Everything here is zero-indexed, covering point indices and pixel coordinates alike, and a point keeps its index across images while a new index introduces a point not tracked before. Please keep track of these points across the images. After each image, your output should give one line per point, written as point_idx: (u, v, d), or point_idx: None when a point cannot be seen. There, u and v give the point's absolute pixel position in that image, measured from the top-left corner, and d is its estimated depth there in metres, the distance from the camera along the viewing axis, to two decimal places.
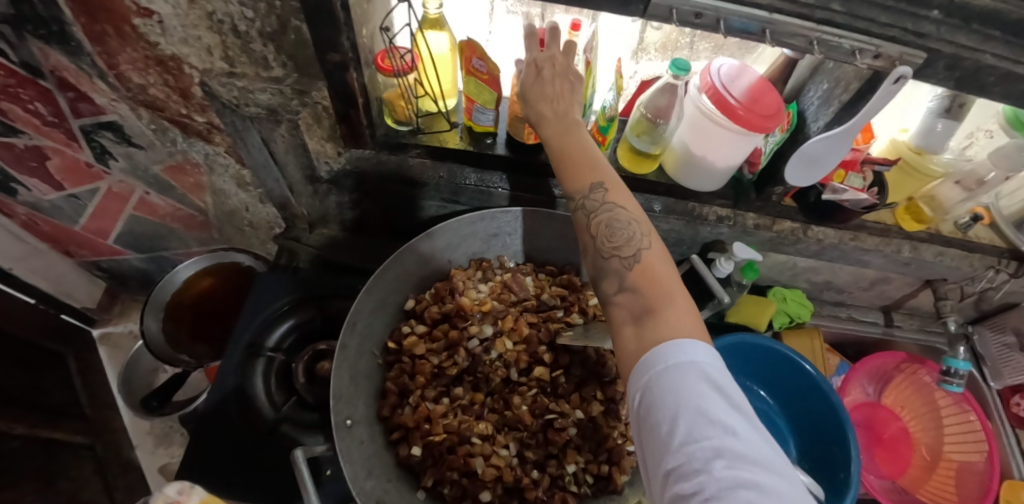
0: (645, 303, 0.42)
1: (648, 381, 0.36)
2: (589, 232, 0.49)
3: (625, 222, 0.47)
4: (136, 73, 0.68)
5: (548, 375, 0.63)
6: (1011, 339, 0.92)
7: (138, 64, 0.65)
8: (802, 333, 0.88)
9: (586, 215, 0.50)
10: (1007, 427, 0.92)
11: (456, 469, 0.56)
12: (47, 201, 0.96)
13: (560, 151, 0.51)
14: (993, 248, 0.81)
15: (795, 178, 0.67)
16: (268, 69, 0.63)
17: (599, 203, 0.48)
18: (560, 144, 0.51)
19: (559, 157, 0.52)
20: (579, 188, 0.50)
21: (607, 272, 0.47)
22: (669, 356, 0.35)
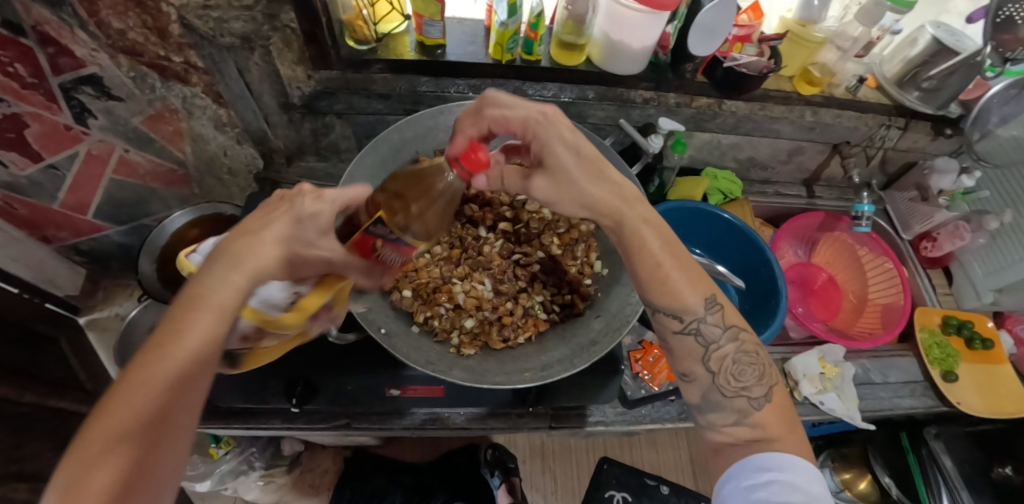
0: (765, 433, 0.48)
1: (747, 479, 0.44)
2: (700, 356, 0.53)
3: (737, 347, 0.52)
4: (116, 19, 0.71)
5: (513, 229, 0.75)
6: (914, 193, 1.07)
7: (116, 8, 0.68)
8: (734, 204, 1.04)
9: (692, 337, 0.52)
10: (921, 272, 1.09)
11: (443, 303, 0.67)
12: (24, 178, 0.92)
13: (661, 264, 0.51)
14: (882, 106, 0.94)
15: (699, 50, 0.80)
16: None
17: (714, 324, 0.52)
18: (664, 258, 0.51)
19: (662, 269, 0.51)
20: (685, 305, 0.51)
21: (719, 401, 0.52)
22: (771, 460, 0.44)
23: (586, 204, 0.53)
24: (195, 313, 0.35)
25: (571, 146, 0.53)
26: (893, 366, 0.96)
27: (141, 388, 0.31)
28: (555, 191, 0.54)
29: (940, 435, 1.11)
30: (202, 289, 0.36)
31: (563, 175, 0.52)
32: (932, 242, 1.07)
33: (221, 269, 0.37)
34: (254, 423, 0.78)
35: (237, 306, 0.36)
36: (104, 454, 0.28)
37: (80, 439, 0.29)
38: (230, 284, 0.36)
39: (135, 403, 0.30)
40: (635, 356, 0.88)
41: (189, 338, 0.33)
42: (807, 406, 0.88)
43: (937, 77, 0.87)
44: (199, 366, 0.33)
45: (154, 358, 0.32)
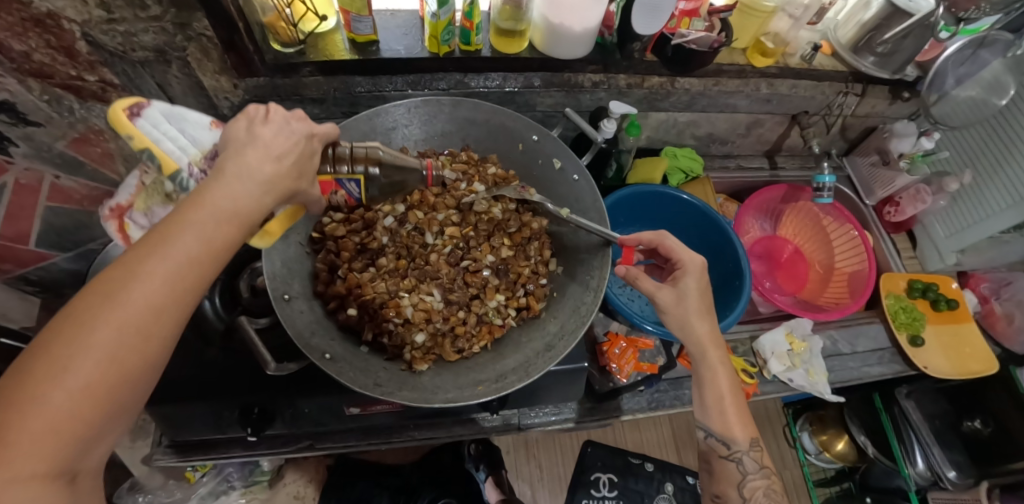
0: None
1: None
2: (736, 482, 0.61)
3: (768, 485, 0.60)
4: (14, 41, 0.56)
5: (462, 233, 0.72)
6: (875, 158, 1.06)
7: (11, 30, 0.54)
8: (694, 183, 1.01)
9: (733, 463, 0.61)
10: (884, 236, 1.09)
11: (391, 319, 0.65)
12: None
13: (724, 395, 0.62)
14: (837, 73, 0.92)
15: (643, 28, 0.76)
16: (145, 8, 0.61)
17: (753, 459, 0.61)
18: (727, 391, 0.62)
19: (723, 398, 0.62)
20: (733, 436, 0.61)
21: None
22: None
23: (686, 330, 0.63)
24: (154, 244, 0.30)
25: (705, 295, 0.63)
26: (861, 335, 0.97)
27: (142, 259, 0.30)
28: (673, 308, 0.63)
29: (911, 394, 1.10)
30: (175, 218, 0.31)
31: (684, 297, 0.63)
32: (894, 206, 1.07)
33: (231, 178, 0.34)
34: (215, 453, 0.76)
35: (203, 245, 0.32)
36: (98, 325, 0.28)
37: (77, 302, 0.29)
38: (246, 192, 0.34)
39: (130, 284, 0.29)
40: (602, 349, 0.84)
41: (187, 230, 0.31)
42: (775, 383, 0.88)
43: (890, 41, 0.85)
44: (201, 265, 0.32)
45: (160, 236, 0.31)
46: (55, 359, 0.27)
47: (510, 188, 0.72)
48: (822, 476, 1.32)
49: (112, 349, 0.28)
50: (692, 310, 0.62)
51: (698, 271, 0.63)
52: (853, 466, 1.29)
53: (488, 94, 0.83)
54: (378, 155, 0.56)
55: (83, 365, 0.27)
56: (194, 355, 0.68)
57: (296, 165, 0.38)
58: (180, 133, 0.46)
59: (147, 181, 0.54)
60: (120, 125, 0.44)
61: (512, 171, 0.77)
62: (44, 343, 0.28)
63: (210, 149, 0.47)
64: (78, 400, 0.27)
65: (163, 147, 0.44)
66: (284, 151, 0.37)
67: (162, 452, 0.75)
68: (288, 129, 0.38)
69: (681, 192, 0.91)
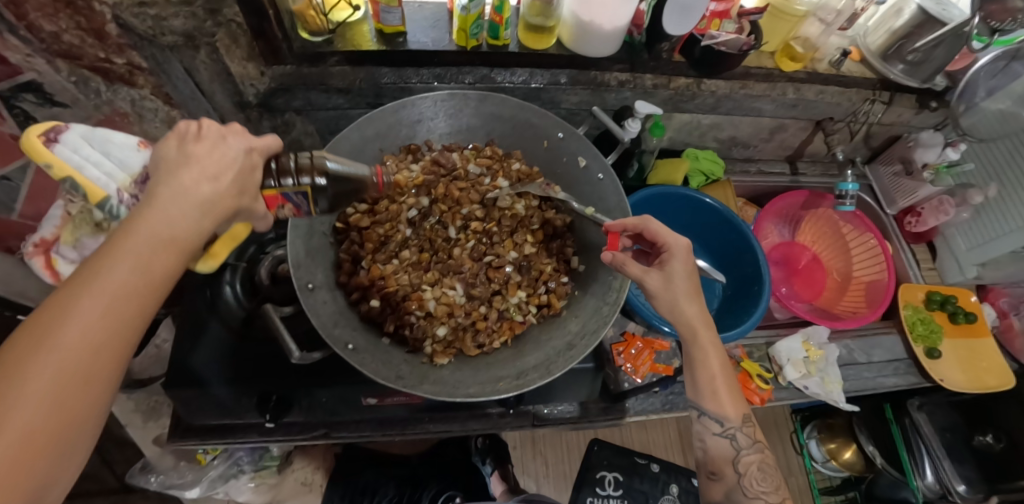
0: None
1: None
2: (730, 459, 0.61)
3: (761, 458, 0.61)
4: (47, 23, 0.58)
5: (484, 228, 0.72)
6: (898, 167, 1.05)
7: (42, 10, 0.55)
8: (715, 186, 1.01)
9: (727, 440, 0.62)
10: (904, 246, 1.08)
11: (413, 312, 0.65)
12: None
13: (717, 376, 0.62)
14: (866, 81, 0.91)
15: (674, 28, 0.75)
16: None
17: (746, 435, 0.62)
18: (717, 372, 0.62)
19: (715, 380, 0.62)
20: (726, 413, 0.62)
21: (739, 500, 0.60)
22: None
23: (675, 314, 0.61)
24: (87, 280, 0.30)
25: (692, 279, 0.61)
26: (877, 345, 0.96)
27: (76, 297, 0.29)
28: (662, 293, 0.61)
29: (923, 406, 1.10)
30: (103, 254, 0.31)
31: (672, 280, 0.60)
32: (916, 216, 1.06)
33: (165, 202, 0.33)
34: (231, 438, 0.77)
35: (139, 281, 0.32)
36: (37, 368, 0.28)
37: (10, 347, 0.28)
38: (185, 211, 0.34)
39: (66, 323, 0.29)
40: (617, 349, 0.84)
41: (120, 261, 0.31)
42: (790, 390, 0.88)
43: (921, 50, 0.84)
44: (141, 294, 0.32)
45: (91, 272, 0.30)
46: None
47: (535, 185, 0.72)
48: (828, 485, 1.32)
49: (53, 390, 0.28)
50: (679, 294, 0.60)
51: (681, 253, 0.61)
52: (860, 476, 1.27)
53: (513, 90, 0.82)
54: (325, 166, 0.50)
55: (23, 411, 0.27)
56: (213, 339, 0.69)
57: (236, 182, 0.37)
58: (104, 158, 0.42)
59: (74, 211, 0.49)
60: (32, 153, 0.40)
61: (536, 167, 0.77)
62: None
63: (141, 173, 0.44)
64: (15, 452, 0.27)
65: (87, 174, 0.41)
66: (221, 170, 0.36)
67: (178, 435, 0.76)
68: (224, 144, 0.37)
69: (702, 195, 0.90)
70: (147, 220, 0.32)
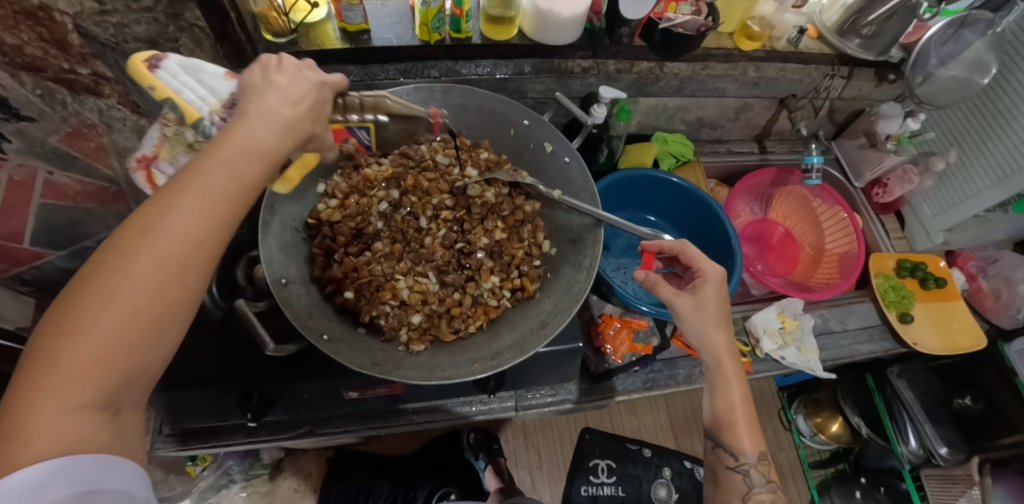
0: None
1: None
2: (741, 495, 0.60)
3: (772, 496, 0.59)
4: None
5: (455, 216, 0.73)
6: (863, 141, 1.08)
7: None
8: (686, 167, 1.01)
9: (739, 475, 0.60)
10: (873, 217, 1.10)
11: (387, 302, 0.66)
12: None
13: (737, 407, 0.61)
14: (824, 57, 0.94)
15: (632, 12, 0.77)
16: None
17: (760, 473, 0.60)
18: (739, 403, 0.61)
19: (734, 408, 0.61)
20: (741, 449, 0.60)
21: None
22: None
23: (704, 342, 0.62)
24: (187, 179, 0.32)
25: (721, 307, 0.63)
26: (852, 313, 0.98)
27: (180, 191, 0.31)
28: (691, 317, 0.63)
29: (902, 373, 1.12)
30: (202, 158, 0.33)
31: (703, 307, 0.63)
32: (883, 187, 1.08)
33: (253, 119, 0.36)
34: (216, 441, 0.77)
35: (234, 183, 0.34)
36: (139, 255, 0.30)
37: (120, 230, 0.31)
38: (265, 137, 0.36)
39: (147, 242, 0.30)
40: (596, 329, 0.85)
41: (214, 170, 0.33)
42: (768, 361, 0.90)
43: (875, 22, 0.87)
44: (212, 224, 0.32)
45: (191, 172, 0.32)
46: (103, 280, 0.29)
47: (503, 172, 0.73)
48: (817, 458, 1.35)
49: (156, 275, 0.30)
50: (708, 318, 0.62)
51: (715, 281, 0.64)
52: (848, 448, 1.30)
53: (479, 81, 0.83)
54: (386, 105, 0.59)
55: (101, 325, 0.28)
56: (192, 343, 0.69)
57: (312, 110, 0.40)
58: (199, 83, 0.47)
59: (171, 132, 0.54)
60: (143, 75, 0.46)
61: (504, 155, 0.78)
62: (94, 267, 0.29)
63: (228, 98, 0.48)
64: (123, 322, 0.29)
65: (184, 98, 0.46)
66: (300, 97, 0.39)
67: (162, 441, 0.76)
68: (301, 76, 0.40)
69: (673, 176, 0.92)
70: (240, 132, 0.35)
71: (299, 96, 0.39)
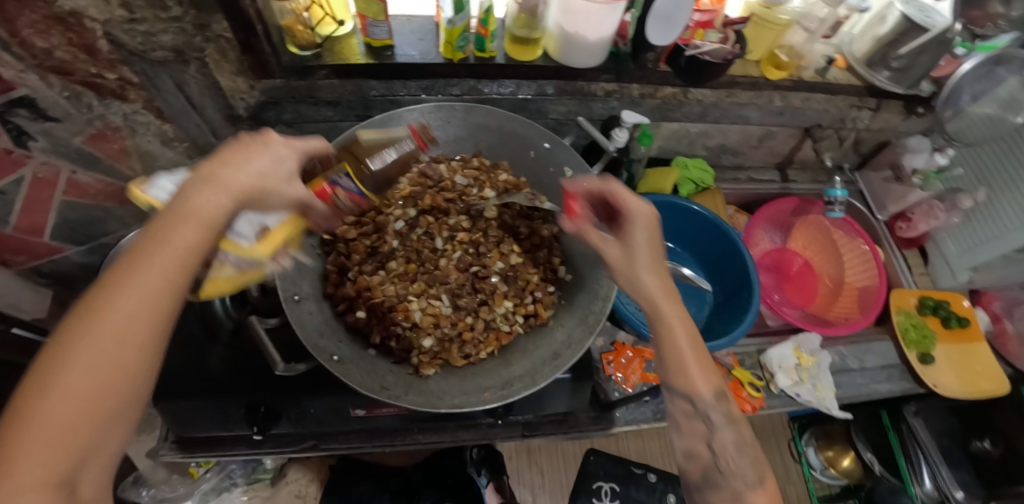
0: None
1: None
2: (703, 438, 0.54)
3: (737, 437, 0.54)
4: (40, 39, 0.57)
5: (471, 238, 0.72)
6: (888, 173, 1.06)
7: (34, 27, 0.55)
8: (705, 194, 1.00)
9: (701, 421, 0.54)
10: (896, 251, 1.07)
11: (398, 324, 0.65)
12: None
13: (683, 352, 0.53)
14: (851, 87, 0.92)
15: (659, 39, 0.76)
16: (166, 8, 0.63)
17: (722, 413, 0.54)
18: (685, 345, 0.53)
19: (684, 360, 0.53)
20: (698, 391, 0.53)
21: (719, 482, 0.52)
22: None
23: (636, 288, 0.54)
24: (135, 256, 0.34)
25: (654, 239, 0.55)
26: (870, 351, 0.95)
27: (130, 269, 0.33)
28: (623, 267, 0.55)
29: (919, 412, 1.09)
30: (149, 234, 0.35)
31: (632, 252, 0.54)
32: (906, 221, 1.06)
33: (203, 185, 0.37)
34: (220, 450, 0.76)
35: (184, 253, 0.35)
36: (90, 336, 0.31)
37: (73, 313, 0.32)
38: (215, 198, 0.37)
39: (98, 322, 0.31)
40: (606, 358, 0.84)
41: (162, 244, 0.34)
42: (782, 397, 0.87)
43: (906, 56, 0.85)
44: (160, 300, 0.34)
45: (141, 249, 0.34)
46: (56, 363, 0.30)
47: (521, 196, 0.72)
48: (828, 492, 1.28)
49: (107, 353, 0.31)
50: (638, 263, 0.53)
51: (641, 220, 0.55)
52: (859, 483, 1.25)
53: (501, 101, 0.83)
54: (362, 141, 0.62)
55: (57, 414, 0.29)
56: (202, 352, 0.69)
57: (265, 164, 0.41)
58: None
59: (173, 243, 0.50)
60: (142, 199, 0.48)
61: (523, 177, 0.77)
62: (48, 351, 0.31)
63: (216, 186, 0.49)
64: (77, 403, 0.30)
65: None
66: (251, 157, 0.41)
67: (167, 447, 0.75)
68: (247, 139, 0.42)
69: (693, 203, 0.90)
70: (181, 203, 0.36)
71: (254, 159, 0.41)
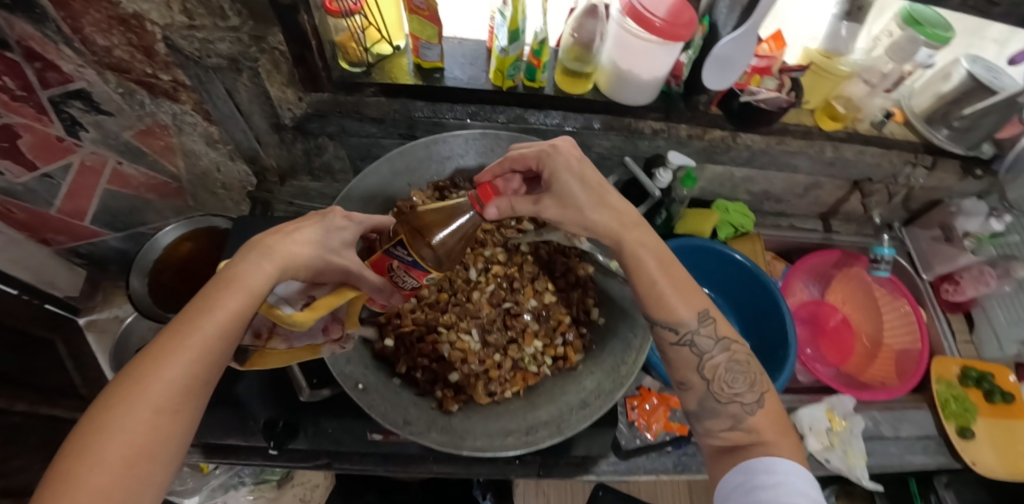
0: (758, 437, 0.53)
1: (754, 479, 0.48)
2: (695, 365, 0.57)
3: (728, 357, 0.57)
4: (100, 36, 0.66)
5: (506, 272, 0.70)
6: (937, 233, 1.02)
7: (98, 25, 0.64)
8: (744, 239, 0.97)
9: (687, 348, 0.57)
10: (940, 315, 1.03)
11: (426, 356, 0.64)
12: (20, 184, 0.89)
13: (656, 281, 0.57)
14: (909, 143, 0.87)
15: (714, 83, 0.74)
16: (224, 18, 0.65)
17: (707, 335, 0.57)
18: (657, 276, 0.57)
19: (656, 288, 0.56)
20: (679, 317, 0.56)
21: (714, 407, 0.56)
22: (779, 466, 0.48)
23: (590, 228, 0.57)
24: (182, 324, 0.38)
25: (578, 171, 0.56)
26: (905, 419, 0.91)
27: (180, 337, 0.37)
28: (565, 215, 0.57)
29: (950, 484, 1.04)
30: (199, 303, 0.40)
31: (570, 201, 0.56)
32: (953, 285, 1.02)
33: (260, 255, 0.42)
34: (235, 458, 0.74)
35: (232, 319, 0.39)
36: (138, 399, 0.35)
37: (122, 378, 0.36)
38: (262, 270, 0.42)
39: (147, 386, 0.35)
40: (631, 403, 0.82)
41: (212, 313, 0.39)
42: (809, 461, 0.83)
43: (969, 116, 0.83)
44: (204, 364, 0.38)
45: (191, 318, 0.39)
46: (101, 428, 0.33)
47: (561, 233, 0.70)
48: None
49: (152, 416, 0.35)
50: (574, 203, 0.56)
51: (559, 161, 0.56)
52: None
53: (546, 131, 0.82)
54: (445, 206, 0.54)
55: (97, 474, 0.32)
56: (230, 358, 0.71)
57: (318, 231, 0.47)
58: None
59: None
60: None
61: None
62: (94, 415, 0.34)
63: None
64: (117, 467, 0.33)
65: None
66: (302, 228, 0.46)
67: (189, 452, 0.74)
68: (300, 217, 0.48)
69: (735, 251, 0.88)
70: (231, 270, 0.42)
71: (312, 236, 0.46)
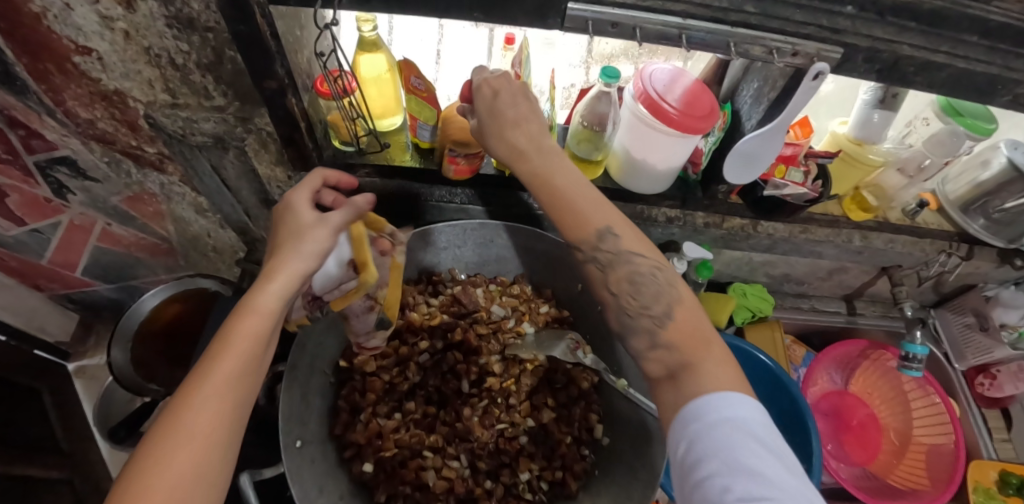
0: (681, 355, 0.47)
1: (687, 431, 0.41)
2: (602, 281, 0.53)
3: (641, 271, 0.51)
4: (83, 109, 0.61)
5: (501, 386, 0.64)
6: (971, 320, 0.94)
7: (79, 99, 0.59)
8: (762, 325, 0.91)
9: (593, 264, 0.53)
10: (974, 408, 0.95)
11: (408, 483, 0.58)
12: (10, 236, 0.87)
13: (561, 195, 0.52)
14: (943, 233, 0.81)
15: (737, 177, 0.68)
16: (209, 98, 0.61)
17: (613, 250, 0.51)
18: (560, 188, 0.52)
19: (561, 200, 0.52)
20: (586, 233, 0.51)
21: (630, 324, 0.52)
22: (713, 404, 0.41)
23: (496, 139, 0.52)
24: (212, 351, 0.39)
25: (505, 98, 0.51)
26: None
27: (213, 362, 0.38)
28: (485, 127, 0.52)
29: None
30: (226, 332, 0.40)
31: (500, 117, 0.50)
32: (990, 378, 0.95)
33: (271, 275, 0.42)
34: None
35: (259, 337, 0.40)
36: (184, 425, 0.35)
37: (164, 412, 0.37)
38: (274, 292, 0.42)
39: (189, 412, 0.36)
40: None
41: (238, 340, 0.39)
42: None
43: (1012, 210, 0.74)
44: (241, 383, 0.39)
45: (218, 348, 0.39)
46: (156, 455, 0.34)
47: (562, 346, 0.66)
48: None
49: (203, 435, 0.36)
50: (494, 119, 0.51)
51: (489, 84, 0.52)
52: None
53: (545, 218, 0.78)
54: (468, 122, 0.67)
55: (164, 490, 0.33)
56: None
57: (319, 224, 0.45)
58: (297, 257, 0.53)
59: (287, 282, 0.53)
60: None
61: (566, 309, 0.72)
62: (146, 447, 0.35)
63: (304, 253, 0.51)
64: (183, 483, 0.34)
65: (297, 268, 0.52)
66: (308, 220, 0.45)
67: None
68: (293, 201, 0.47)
69: (758, 352, 0.81)
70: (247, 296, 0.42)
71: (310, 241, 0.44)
